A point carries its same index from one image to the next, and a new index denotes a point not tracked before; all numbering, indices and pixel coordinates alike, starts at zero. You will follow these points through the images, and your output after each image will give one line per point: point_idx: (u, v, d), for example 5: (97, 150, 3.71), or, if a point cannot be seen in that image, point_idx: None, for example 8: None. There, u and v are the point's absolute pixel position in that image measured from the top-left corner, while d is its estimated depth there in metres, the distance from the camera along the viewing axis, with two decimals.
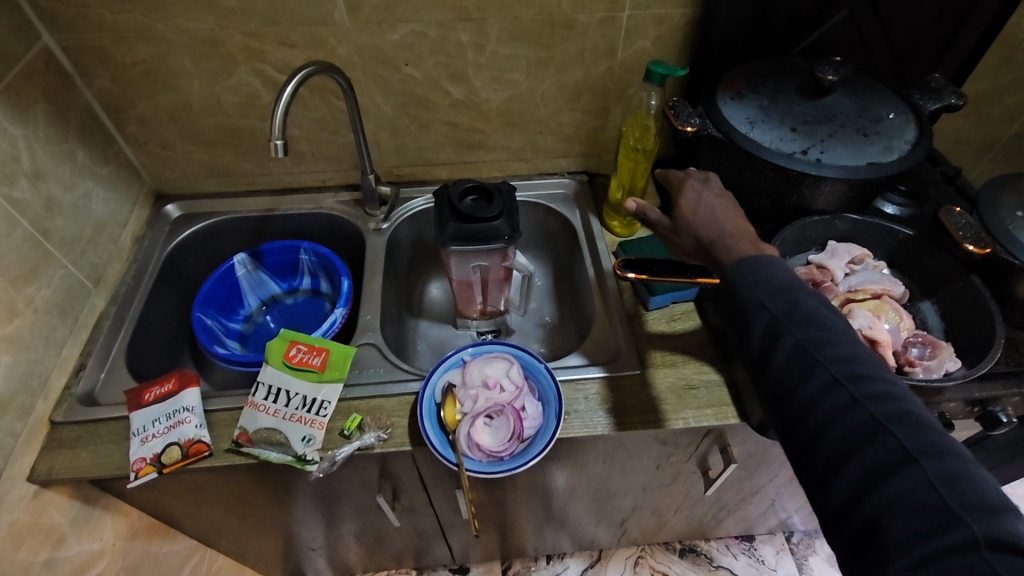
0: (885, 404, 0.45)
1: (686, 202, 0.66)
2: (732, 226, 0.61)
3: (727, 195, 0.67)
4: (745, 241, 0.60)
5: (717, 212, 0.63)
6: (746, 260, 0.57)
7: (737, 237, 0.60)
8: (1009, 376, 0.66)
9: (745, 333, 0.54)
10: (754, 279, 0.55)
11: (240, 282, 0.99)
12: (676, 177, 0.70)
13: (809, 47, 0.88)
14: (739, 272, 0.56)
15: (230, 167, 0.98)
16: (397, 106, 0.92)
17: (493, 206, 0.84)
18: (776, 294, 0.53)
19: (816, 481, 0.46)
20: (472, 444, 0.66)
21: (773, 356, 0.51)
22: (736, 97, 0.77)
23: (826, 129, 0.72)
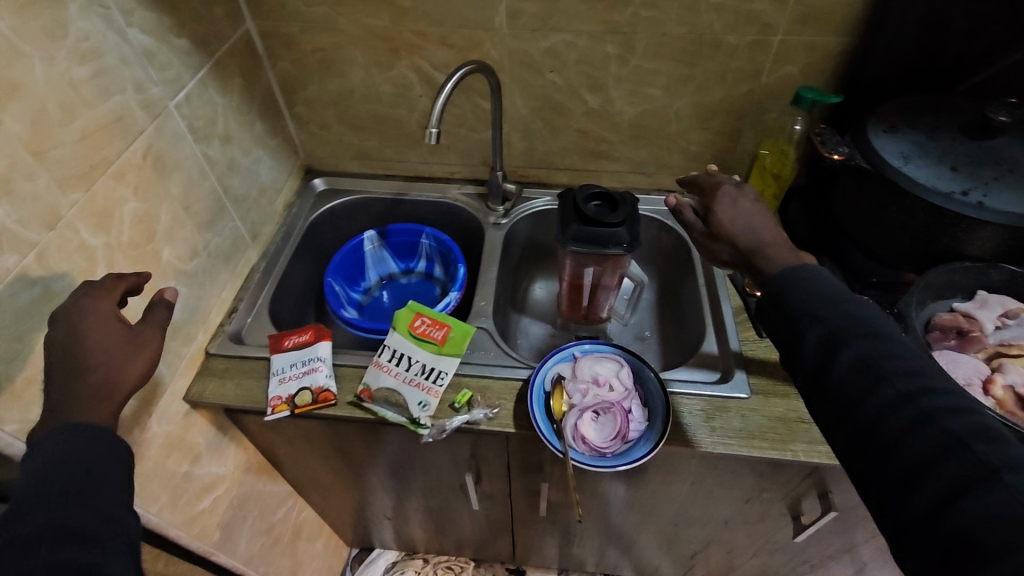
0: (959, 418, 0.44)
1: (722, 208, 0.67)
2: (769, 234, 0.62)
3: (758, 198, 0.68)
4: (785, 249, 0.60)
5: (754, 219, 0.64)
6: (794, 271, 0.56)
7: (776, 247, 0.61)
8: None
9: (798, 346, 0.52)
10: (805, 290, 0.54)
11: (366, 256, 1.08)
12: (712, 182, 0.71)
13: (975, 87, 0.83)
14: (788, 282, 0.56)
15: (373, 152, 1.07)
16: (534, 110, 0.97)
17: (618, 213, 0.86)
18: (831, 304, 0.52)
19: (890, 494, 0.44)
20: (578, 436, 0.67)
21: (830, 369, 0.50)
22: (890, 130, 0.75)
23: (992, 173, 0.68)
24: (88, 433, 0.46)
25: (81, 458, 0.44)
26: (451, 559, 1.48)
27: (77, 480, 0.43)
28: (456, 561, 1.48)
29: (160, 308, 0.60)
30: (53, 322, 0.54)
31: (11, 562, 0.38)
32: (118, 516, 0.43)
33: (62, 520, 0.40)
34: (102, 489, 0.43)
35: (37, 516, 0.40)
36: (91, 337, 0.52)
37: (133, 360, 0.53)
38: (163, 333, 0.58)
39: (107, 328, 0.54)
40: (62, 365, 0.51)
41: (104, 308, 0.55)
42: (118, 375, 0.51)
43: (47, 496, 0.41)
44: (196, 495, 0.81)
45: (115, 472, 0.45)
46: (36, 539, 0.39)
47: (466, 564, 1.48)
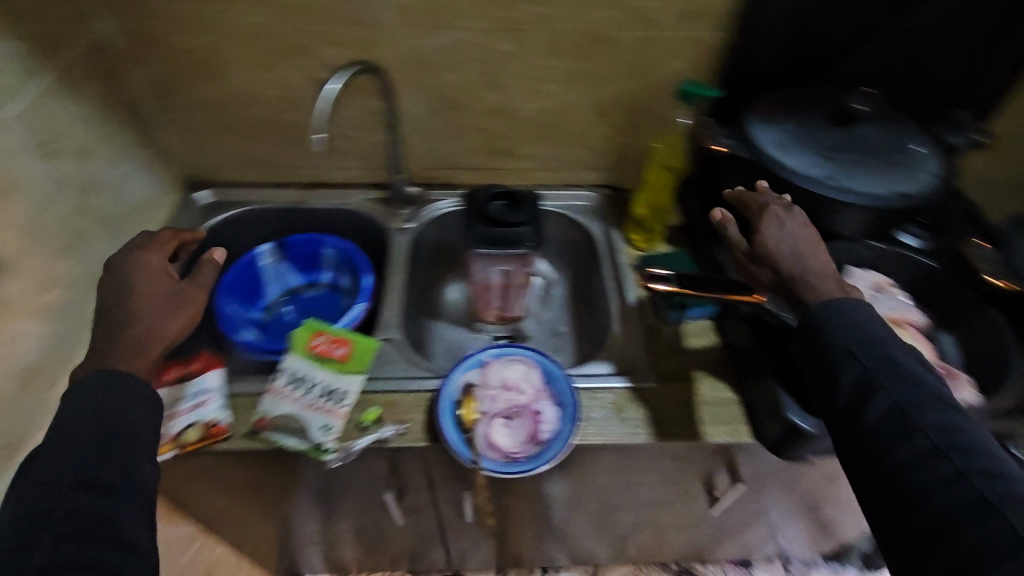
0: (991, 481, 0.45)
1: (767, 228, 0.65)
2: (815, 261, 0.62)
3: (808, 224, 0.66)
4: (829, 281, 0.60)
5: (800, 247, 0.63)
6: (833, 305, 0.58)
7: (821, 276, 0.61)
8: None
9: (832, 386, 0.55)
10: (843, 329, 0.56)
11: (262, 272, 1.01)
12: (753, 201, 0.69)
13: (840, 78, 0.89)
14: (827, 316, 0.57)
15: (263, 159, 0.99)
16: (432, 109, 0.93)
17: (521, 212, 0.86)
18: (872, 345, 0.54)
19: (911, 549, 0.46)
20: (490, 444, 0.66)
21: (857, 409, 0.52)
22: (767, 121, 0.79)
23: (854, 157, 0.73)
24: (123, 388, 0.54)
25: (108, 412, 0.52)
26: None
27: (102, 430, 0.51)
28: None
29: (206, 268, 0.69)
30: (116, 271, 0.64)
31: (41, 495, 0.47)
32: (136, 464, 0.51)
33: (83, 465, 0.49)
34: (124, 440, 0.51)
35: (64, 457, 0.49)
36: (143, 290, 0.63)
37: (174, 315, 0.62)
38: (205, 292, 0.67)
39: (157, 285, 0.64)
40: (119, 311, 0.61)
41: (156, 264, 0.66)
42: (159, 327, 0.61)
43: (72, 444, 0.50)
44: None
45: (140, 425, 0.53)
46: (59, 479, 0.48)
47: None
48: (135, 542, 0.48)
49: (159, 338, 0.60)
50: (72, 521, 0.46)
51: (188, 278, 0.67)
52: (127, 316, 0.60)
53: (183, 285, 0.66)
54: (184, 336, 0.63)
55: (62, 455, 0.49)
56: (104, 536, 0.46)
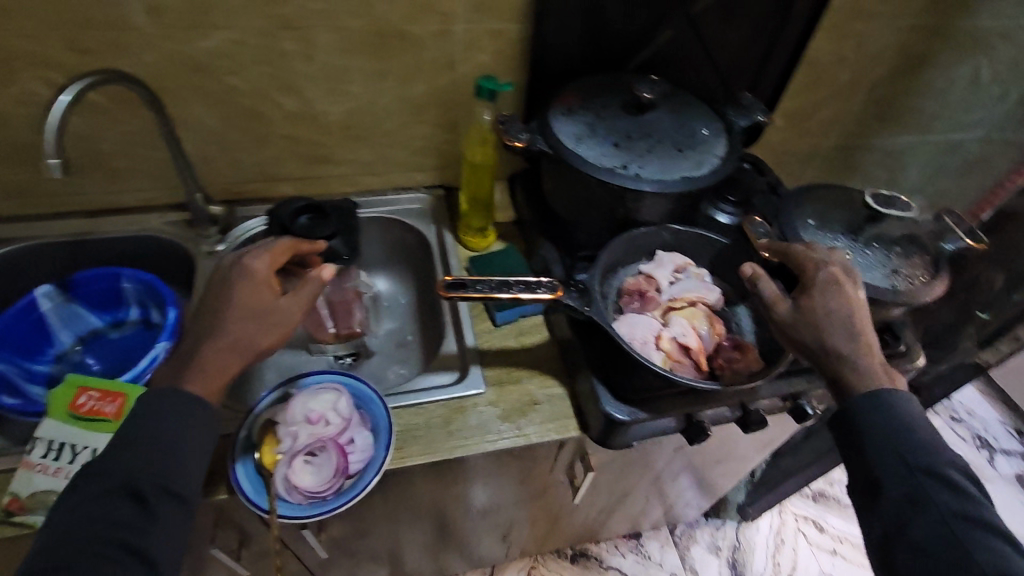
0: None
1: (817, 291, 0.62)
2: (861, 339, 0.59)
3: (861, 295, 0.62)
4: (879, 367, 0.59)
5: (849, 325, 0.60)
6: (884, 398, 0.57)
7: (867, 358, 0.59)
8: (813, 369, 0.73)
9: (879, 488, 0.54)
10: (895, 430, 0.55)
11: (48, 317, 0.87)
12: (813, 260, 0.65)
13: (640, 66, 0.92)
14: (878, 409, 0.57)
15: (28, 187, 0.85)
16: (223, 119, 0.85)
17: (328, 225, 0.80)
18: (921, 452, 0.54)
19: None
20: (290, 486, 0.61)
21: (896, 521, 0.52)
22: (567, 113, 0.79)
23: (645, 145, 0.75)
24: (170, 423, 0.54)
25: (155, 446, 0.53)
26: None
27: (146, 465, 0.52)
28: None
29: (307, 284, 0.66)
30: (225, 275, 0.64)
31: (92, 513, 0.49)
32: (167, 508, 0.51)
33: (113, 505, 0.50)
34: (161, 481, 0.52)
35: (101, 485, 0.50)
36: (241, 300, 0.62)
37: (261, 333, 0.61)
38: (302, 310, 0.65)
39: (259, 295, 0.63)
40: (217, 318, 0.61)
41: (261, 272, 0.65)
42: (247, 343, 0.61)
43: (118, 470, 0.51)
44: None
45: (180, 464, 0.53)
46: (92, 513, 0.49)
47: None
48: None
49: (233, 356, 0.60)
50: (114, 542, 0.48)
51: (288, 294, 0.65)
52: (216, 326, 0.60)
53: (281, 299, 0.64)
54: (271, 354, 0.63)
55: (106, 480, 0.51)
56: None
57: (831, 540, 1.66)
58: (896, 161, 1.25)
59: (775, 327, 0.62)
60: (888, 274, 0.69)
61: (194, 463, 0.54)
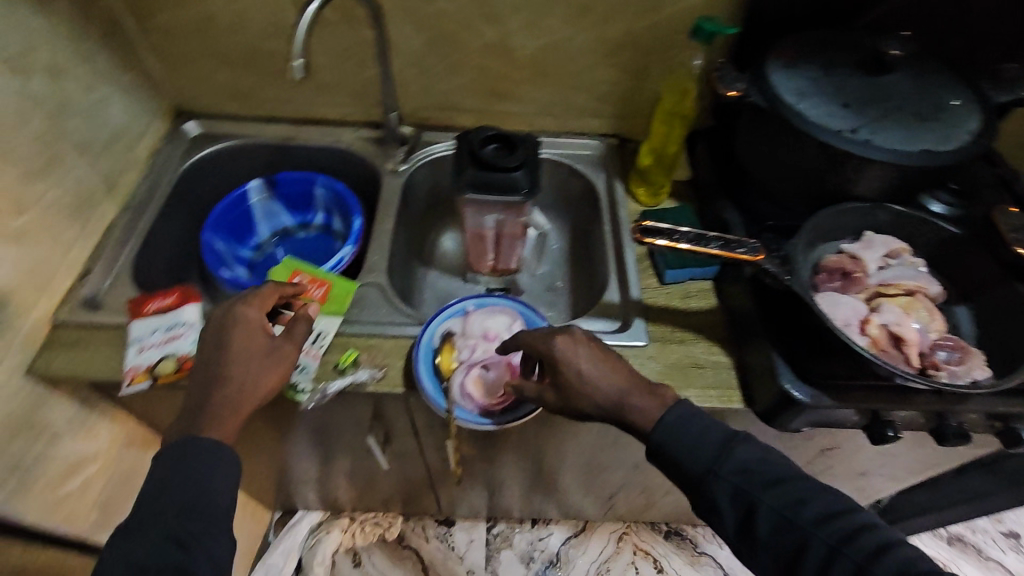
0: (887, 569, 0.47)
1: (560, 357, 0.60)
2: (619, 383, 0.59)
3: (592, 340, 0.61)
4: (645, 397, 0.58)
5: (595, 374, 0.59)
6: (661, 424, 0.56)
7: (636, 390, 0.59)
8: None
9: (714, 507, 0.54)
10: (681, 438, 0.55)
11: (254, 210, 0.98)
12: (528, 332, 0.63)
13: (872, 24, 0.82)
14: (665, 436, 0.56)
15: (252, 91, 0.95)
16: (427, 43, 0.88)
17: (514, 156, 0.81)
18: (717, 459, 0.54)
19: None
20: (466, 394, 0.65)
21: (756, 534, 0.53)
22: (789, 65, 0.72)
23: (880, 110, 0.67)
24: (199, 471, 0.57)
25: (190, 487, 0.56)
26: (378, 516, 1.46)
27: (177, 514, 0.55)
28: (384, 517, 1.46)
29: (299, 322, 0.66)
30: (219, 322, 0.63)
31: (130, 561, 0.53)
32: (212, 543, 0.55)
33: (155, 555, 0.53)
34: (195, 527, 0.55)
35: (143, 541, 0.54)
36: (238, 346, 0.61)
37: (263, 373, 0.61)
38: (299, 347, 0.65)
39: (256, 338, 0.62)
40: (212, 365, 0.61)
41: (255, 319, 0.64)
42: (252, 385, 0.61)
43: (156, 521, 0.54)
44: (59, 477, 0.75)
45: (214, 501, 0.56)
46: (132, 562, 0.52)
47: (393, 520, 1.46)
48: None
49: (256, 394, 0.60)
50: None
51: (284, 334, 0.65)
52: (221, 380, 0.60)
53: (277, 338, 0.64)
54: (274, 392, 0.63)
55: (149, 533, 0.54)
56: None
57: None
58: None
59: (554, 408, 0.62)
60: None
61: (223, 498, 0.57)
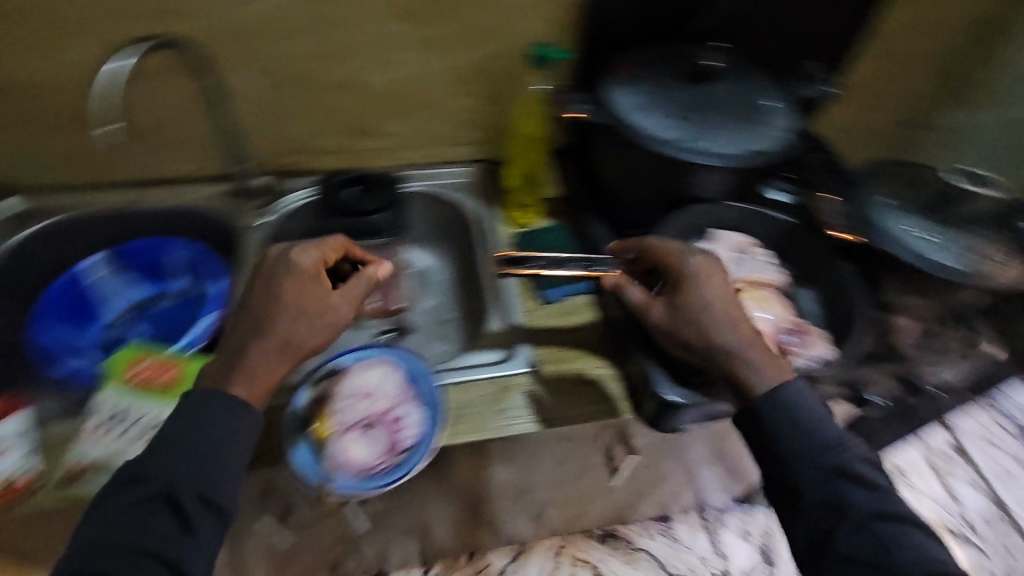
0: None
1: (698, 297, 0.62)
2: (733, 323, 0.61)
3: (734, 283, 0.64)
4: (754, 344, 0.60)
5: (722, 315, 0.61)
6: (778, 396, 0.57)
7: (749, 339, 0.60)
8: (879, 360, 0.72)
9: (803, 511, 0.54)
10: (814, 416, 0.57)
11: (96, 288, 0.87)
12: (676, 267, 0.64)
13: (702, 35, 0.87)
14: (782, 407, 0.57)
15: (80, 156, 0.86)
16: (272, 88, 0.83)
17: (374, 199, 0.78)
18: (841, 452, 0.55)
19: None
20: (344, 459, 0.60)
21: (834, 554, 0.52)
22: (627, 82, 0.75)
23: (709, 117, 0.71)
24: (205, 425, 0.53)
25: (194, 456, 0.52)
26: None
27: (188, 472, 0.51)
28: None
29: (358, 284, 0.66)
30: (271, 264, 0.63)
31: (131, 522, 0.49)
32: (209, 529, 0.51)
33: (152, 517, 0.49)
34: (202, 479, 0.51)
35: (136, 493, 0.50)
36: (291, 295, 0.60)
37: (312, 334, 0.60)
38: (349, 309, 0.64)
39: (312, 291, 0.61)
40: (263, 308, 0.59)
41: (309, 265, 0.63)
42: (294, 344, 0.59)
43: (156, 479, 0.50)
44: None
45: (219, 472, 0.52)
46: (127, 536, 0.48)
47: None
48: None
49: (285, 355, 0.58)
50: (143, 562, 0.47)
51: (339, 291, 0.64)
52: (267, 320, 0.59)
53: (332, 296, 0.63)
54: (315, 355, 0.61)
55: (148, 485, 0.50)
56: None
57: None
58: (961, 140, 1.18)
59: (655, 329, 0.64)
60: (971, 257, 0.65)
61: (234, 475, 0.53)
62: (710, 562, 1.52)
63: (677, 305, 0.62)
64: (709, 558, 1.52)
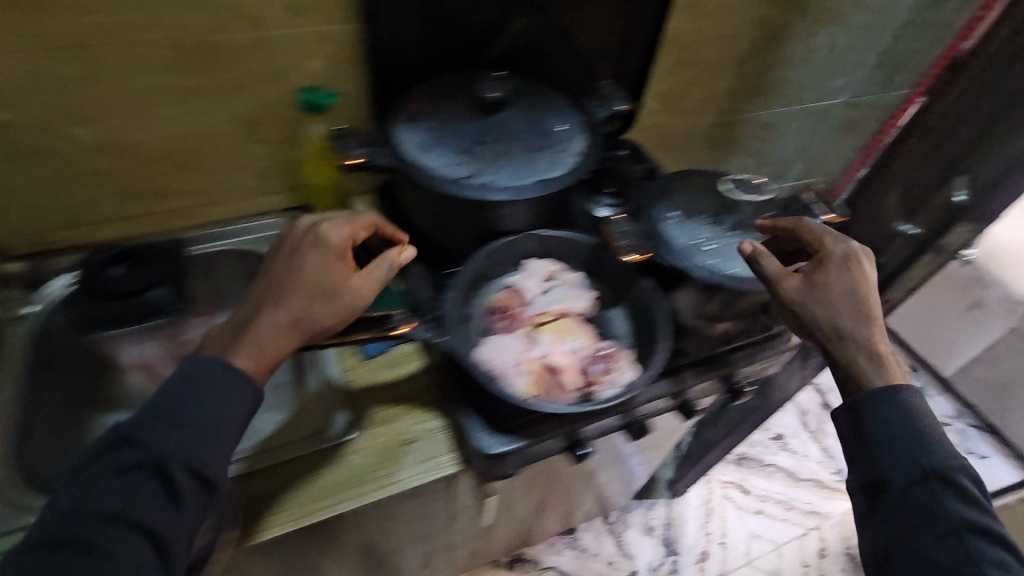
0: None
1: (837, 281, 0.62)
2: (862, 309, 0.61)
3: (865, 274, 0.63)
4: (868, 330, 0.60)
5: (852, 306, 0.61)
6: (889, 388, 0.57)
7: (850, 320, 0.60)
8: (694, 367, 0.74)
9: (903, 515, 0.53)
10: (889, 416, 0.56)
11: None
12: (824, 248, 0.65)
13: (496, 60, 0.85)
14: (891, 400, 0.57)
15: None
16: (7, 161, 0.71)
17: (146, 276, 0.74)
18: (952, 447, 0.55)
19: None
20: None
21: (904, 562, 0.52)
22: (410, 119, 0.71)
23: (495, 149, 0.69)
24: (201, 396, 0.51)
25: (203, 420, 0.50)
26: None
27: (181, 445, 0.49)
28: None
29: (377, 266, 0.61)
30: (297, 238, 0.61)
31: (119, 486, 0.47)
32: (197, 506, 0.49)
33: (141, 489, 0.47)
34: (196, 452, 0.49)
35: (121, 461, 0.48)
36: (307, 274, 0.58)
37: (326, 313, 0.57)
38: (369, 293, 0.60)
39: (335, 268, 0.59)
40: (268, 290, 0.58)
41: (337, 240, 0.61)
42: (306, 321, 0.56)
43: (173, 428, 0.49)
44: None
45: (214, 442, 0.50)
46: (106, 499, 0.46)
47: None
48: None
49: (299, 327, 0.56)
50: (117, 531, 0.46)
51: (360, 274, 0.60)
52: (277, 298, 0.57)
53: (352, 278, 0.60)
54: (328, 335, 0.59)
55: (136, 455, 0.48)
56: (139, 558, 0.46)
57: (757, 500, 1.73)
58: (768, 131, 1.28)
59: (777, 303, 0.63)
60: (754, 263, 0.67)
61: (224, 453, 0.50)
62: (617, 565, 1.57)
63: (806, 283, 0.62)
64: (615, 560, 1.57)
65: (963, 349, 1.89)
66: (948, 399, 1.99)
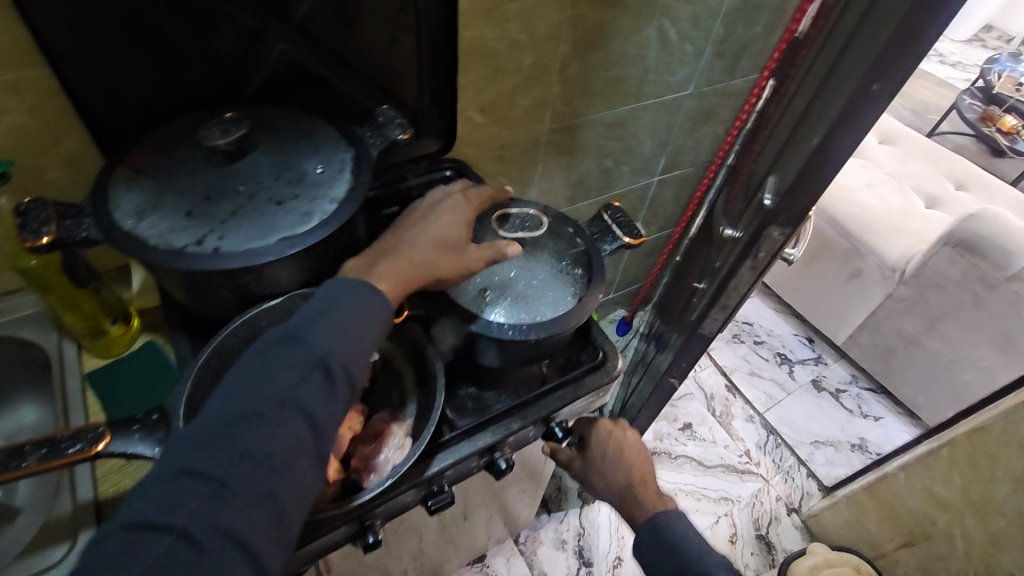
0: None
1: (596, 455, 0.84)
2: (620, 473, 0.83)
3: (626, 443, 0.86)
4: (642, 486, 0.81)
5: (617, 464, 0.84)
6: (655, 527, 0.77)
7: (639, 486, 0.81)
8: (503, 416, 0.68)
9: None
10: (660, 543, 0.75)
11: None
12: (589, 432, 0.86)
13: (260, 91, 0.74)
14: (651, 533, 0.77)
15: None
16: None
17: None
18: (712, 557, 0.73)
19: None
20: None
21: None
22: (128, 179, 0.60)
23: (229, 207, 0.59)
24: (354, 308, 0.52)
25: (338, 326, 0.50)
26: None
27: (338, 345, 0.50)
28: None
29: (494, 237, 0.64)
30: (431, 201, 0.66)
31: (255, 381, 0.47)
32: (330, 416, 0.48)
33: (302, 376, 0.48)
34: (347, 354, 0.50)
35: (279, 357, 0.48)
36: (436, 226, 0.62)
37: (443, 265, 0.60)
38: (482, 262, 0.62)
39: (455, 229, 0.63)
40: (400, 238, 0.62)
41: (463, 211, 0.65)
42: (426, 265, 0.59)
43: (332, 325, 0.50)
44: None
45: (361, 348, 0.51)
46: (273, 382, 0.47)
47: None
48: (277, 514, 0.43)
49: (418, 274, 0.59)
50: (279, 423, 0.45)
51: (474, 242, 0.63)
52: (399, 234, 0.61)
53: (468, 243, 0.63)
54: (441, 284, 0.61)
55: (302, 351, 0.49)
56: (297, 445, 0.46)
57: None
58: (620, 130, 1.22)
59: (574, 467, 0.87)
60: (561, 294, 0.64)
61: (369, 356, 0.52)
62: None
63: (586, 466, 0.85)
64: None
65: (849, 319, 1.95)
66: (843, 365, 2.05)
